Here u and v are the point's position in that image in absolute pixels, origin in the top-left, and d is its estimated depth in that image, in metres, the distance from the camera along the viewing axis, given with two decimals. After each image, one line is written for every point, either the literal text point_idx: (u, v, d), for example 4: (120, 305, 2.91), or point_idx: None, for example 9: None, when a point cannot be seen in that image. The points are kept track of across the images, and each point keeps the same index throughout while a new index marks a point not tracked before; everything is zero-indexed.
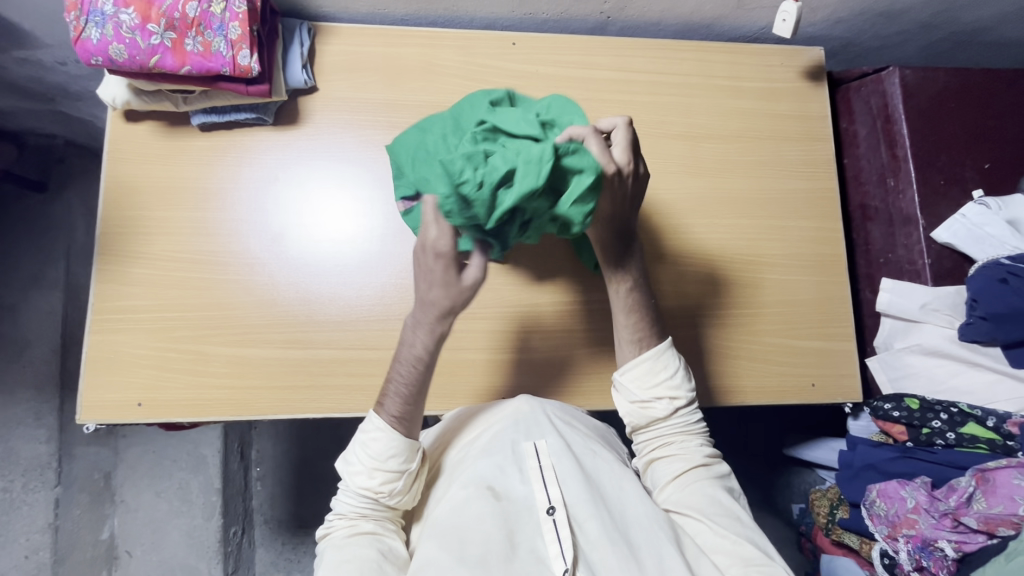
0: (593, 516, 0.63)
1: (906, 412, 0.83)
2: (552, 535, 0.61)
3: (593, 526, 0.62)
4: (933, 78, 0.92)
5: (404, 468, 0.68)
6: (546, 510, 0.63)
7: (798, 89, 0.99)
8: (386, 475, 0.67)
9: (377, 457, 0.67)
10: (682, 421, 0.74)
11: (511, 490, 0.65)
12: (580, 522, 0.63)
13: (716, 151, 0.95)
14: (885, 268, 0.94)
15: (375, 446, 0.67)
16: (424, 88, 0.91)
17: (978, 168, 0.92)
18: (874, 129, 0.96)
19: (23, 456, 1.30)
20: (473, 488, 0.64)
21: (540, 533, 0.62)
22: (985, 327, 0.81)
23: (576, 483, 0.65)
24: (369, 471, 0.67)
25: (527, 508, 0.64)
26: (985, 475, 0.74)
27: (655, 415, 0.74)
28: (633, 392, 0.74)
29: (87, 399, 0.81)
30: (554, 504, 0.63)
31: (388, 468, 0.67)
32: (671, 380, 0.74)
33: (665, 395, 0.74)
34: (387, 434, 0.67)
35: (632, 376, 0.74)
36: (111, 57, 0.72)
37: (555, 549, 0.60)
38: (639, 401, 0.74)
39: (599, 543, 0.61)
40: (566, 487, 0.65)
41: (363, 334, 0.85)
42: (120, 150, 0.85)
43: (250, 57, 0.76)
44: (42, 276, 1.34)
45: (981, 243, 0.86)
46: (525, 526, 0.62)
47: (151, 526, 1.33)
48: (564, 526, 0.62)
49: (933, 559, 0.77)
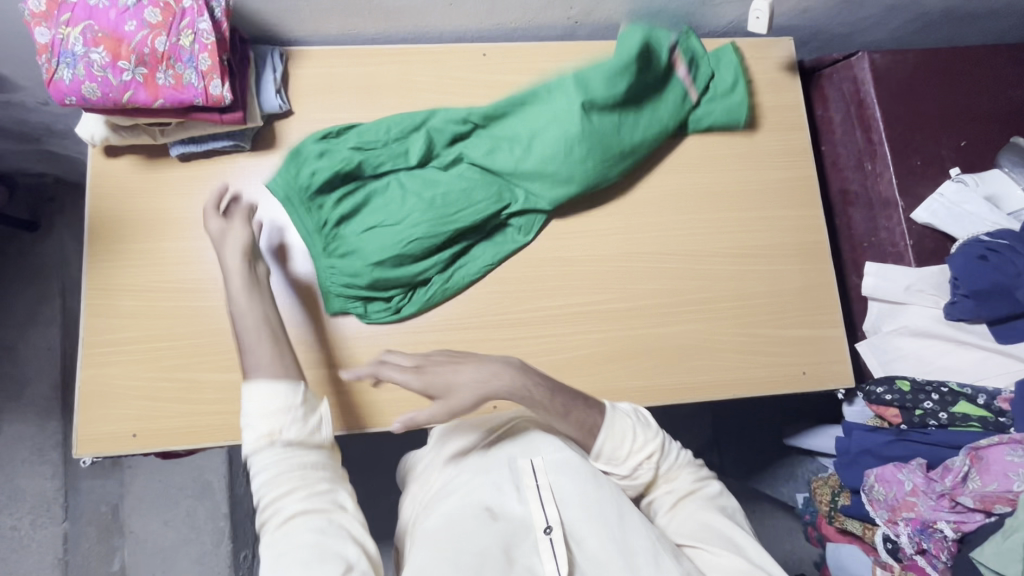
0: (592, 534, 0.65)
1: (898, 395, 0.83)
2: (549, 554, 0.63)
3: (591, 544, 0.64)
4: (902, 61, 0.93)
5: (310, 417, 0.59)
6: (543, 529, 0.65)
7: (769, 81, 0.99)
8: (288, 425, 0.58)
9: (275, 408, 0.58)
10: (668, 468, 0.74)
11: (508, 509, 0.66)
12: (578, 540, 0.65)
13: (693, 147, 0.96)
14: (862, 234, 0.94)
15: (262, 396, 0.58)
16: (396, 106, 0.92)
17: (955, 147, 0.92)
18: (848, 114, 0.97)
19: (30, 493, 1.31)
20: (470, 507, 0.66)
21: (536, 551, 0.63)
22: (968, 305, 0.81)
23: (574, 503, 0.67)
24: (267, 424, 0.58)
25: (525, 527, 0.65)
26: (978, 453, 0.74)
27: (642, 481, 0.73)
28: (612, 464, 0.72)
29: (82, 434, 0.81)
30: (551, 524, 0.65)
31: (288, 419, 0.58)
32: (641, 443, 0.72)
33: (642, 459, 0.72)
34: (273, 381, 0.59)
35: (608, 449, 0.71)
36: (84, 96, 0.74)
37: (551, 567, 0.62)
38: (622, 474, 0.72)
39: (595, 559, 0.63)
40: (563, 506, 0.67)
41: (350, 352, 0.85)
42: (101, 185, 0.86)
43: (222, 87, 0.77)
44: (40, 314, 1.35)
45: (960, 221, 0.86)
46: (522, 544, 0.64)
47: (160, 555, 1.33)
48: (560, 544, 0.63)
49: (933, 541, 0.77)
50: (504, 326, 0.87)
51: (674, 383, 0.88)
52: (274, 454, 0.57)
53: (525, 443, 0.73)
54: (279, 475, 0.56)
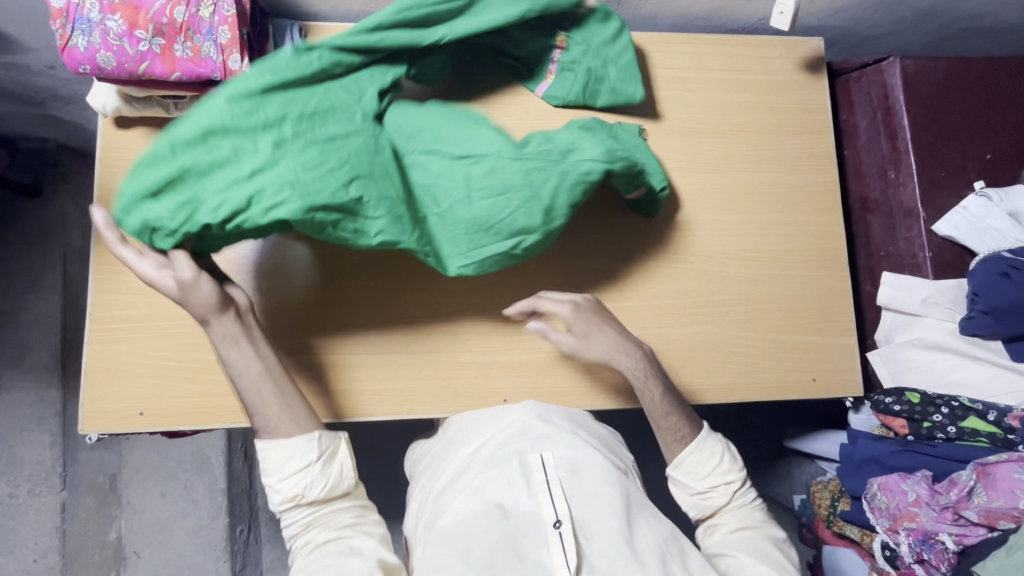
0: (601, 530, 0.63)
1: (907, 407, 0.84)
2: (558, 547, 0.61)
3: (601, 539, 0.63)
4: (934, 69, 0.91)
5: (307, 463, 0.68)
6: (553, 523, 0.63)
7: (797, 81, 0.97)
8: (290, 479, 0.68)
9: (276, 467, 0.68)
10: (738, 507, 0.79)
11: (518, 505, 0.66)
12: (588, 535, 0.63)
13: (715, 146, 0.94)
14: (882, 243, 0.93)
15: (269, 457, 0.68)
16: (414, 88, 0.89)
17: (980, 160, 0.91)
18: (874, 120, 0.95)
19: (28, 461, 1.30)
20: (480, 501, 0.66)
21: (545, 544, 0.62)
22: (987, 322, 0.81)
23: (582, 500, 0.66)
24: (275, 483, 0.68)
25: (535, 522, 0.64)
26: (986, 469, 0.75)
27: (714, 504, 0.79)
28: (689, 485, 0.79)
29: (87, 409, 0.80)
30: (560, 517, 0.63)
31: (288, 471, 0.68)
32: (722, 466, 0.80)
33: (720, 482, 0.79)
34: (276, 445, 0.68)
35: (684, 470, 0.79)
36: (100, 66, 0.71)
37: (560, 558, 0.60)
38: (697, 493, 0.79)
39: (604, 552, 0.62)
40: (573, 501, 0.66)
41: (359, 338, 0.83)
42: (111, 156, 0.84)
43: (241, 62, 0.74)
44: (40, 281, 1.33)
45: (982, 236, 0.85)
46: (532, 539, 0.62)
47: (157, 527, 1.33)
48: (569, 537, 0.62)
49: (933, 552, 0.78)
50: (515, 320, 0.86)
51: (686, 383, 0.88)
52: (301, 509, 0.69)
53: (535, 436, 0.73)
54: (314, 519, 0.69)
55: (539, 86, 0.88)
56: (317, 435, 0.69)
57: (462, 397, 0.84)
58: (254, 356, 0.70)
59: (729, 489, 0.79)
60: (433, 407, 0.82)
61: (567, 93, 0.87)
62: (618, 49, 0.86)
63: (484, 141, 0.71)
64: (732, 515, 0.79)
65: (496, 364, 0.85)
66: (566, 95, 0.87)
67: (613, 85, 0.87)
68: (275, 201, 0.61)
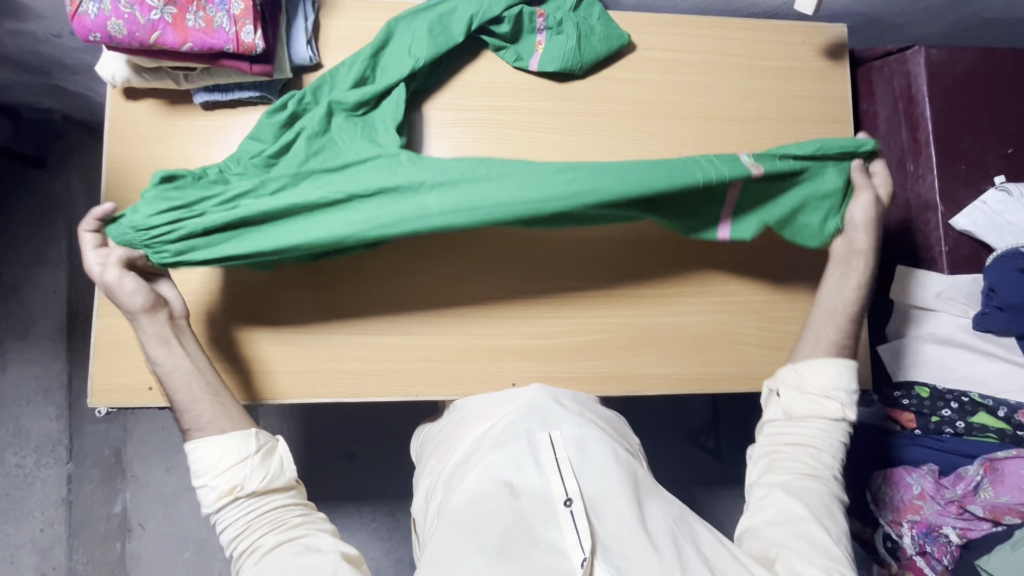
0: (613, 509, 0.63)
1: (916, 400, 0.84)
2: (570, 525, 0.61)
3: (612, 519, 0.62)
4: (960, 59, 0.89)
5: (244, 455, 0.69)
6: (563, 501, 0.63)
7: (817, 68, 0.96)
8: (226, 476, 0.68)
9: (214, 465, 0.68)
10: (830, 431, 0.75)
11: (528, 483, 0.65)
12: (599, 515, 0.63)
13: (731, 134, 0.93)
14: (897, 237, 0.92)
15: (204, 455, 0.69)
16: (434, 76, 0.87)
17: (1002, 153, 0.90)
18: (895, 111, 0.93)
19: (34, 433, 1.30)
20: (491, 483, 0.65)
21: (557, 524, 0.61)
22: (1002, 318, 0.82)
23: (591, 479, 0.66)
24: (211, 481, 0.68)
25: (544, 500, 0.64)
26: (993, 464, 0.76)
27: (820, 413, 0.75)
28: (804, 383, 0.76)
29: (96, 383, 0.80)
30: (571, 496, 0.63)
31: (225, 466, 0.68)
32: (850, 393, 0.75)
33: (838, 399, 0.75)
34: (215, 440, 0.69)
35: (808, 369, 0.76)
36: (110, 34, 0.69)
37: (573, 539, 0.60)
38: (809, 394, 0.76)
39: (617, 532, 0.61)
40: (583, 479, 0.66)
41: (368, 319, 0.83)
42: (119, 128, 0.83)
43: (254, 34, 0.73)
44: (45, 255, 1.32)
45: (1000, 232, 0.84)
46: (543, 518, 0.62)
47: (163, 500, 1.35)
48: (581, 516, 0.61)
49: (937, 545, 0.78)
50: (525, 304, 0.86)
51: (695, 372, 0.88)
52: (239, 504, 0.68)
53: (545, 415, 0.73)
54: (253, 521, 0.68)
55: (532, 58, 0.88)
56: (255, 431, 0.71)
57: (471, 379, 0.84)
58: (182, 356, 0.72)
59: (819, 430, 0.75)
60: (439, 389, 0.84)
61: (561, 53, 0.87)
62: (587, 8, 0.88)
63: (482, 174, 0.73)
64: (816, 433, 0.75)
65: (505, 348, 0.85)
66: (561, 56, 0.87)
67: (600, 36, 0.88)
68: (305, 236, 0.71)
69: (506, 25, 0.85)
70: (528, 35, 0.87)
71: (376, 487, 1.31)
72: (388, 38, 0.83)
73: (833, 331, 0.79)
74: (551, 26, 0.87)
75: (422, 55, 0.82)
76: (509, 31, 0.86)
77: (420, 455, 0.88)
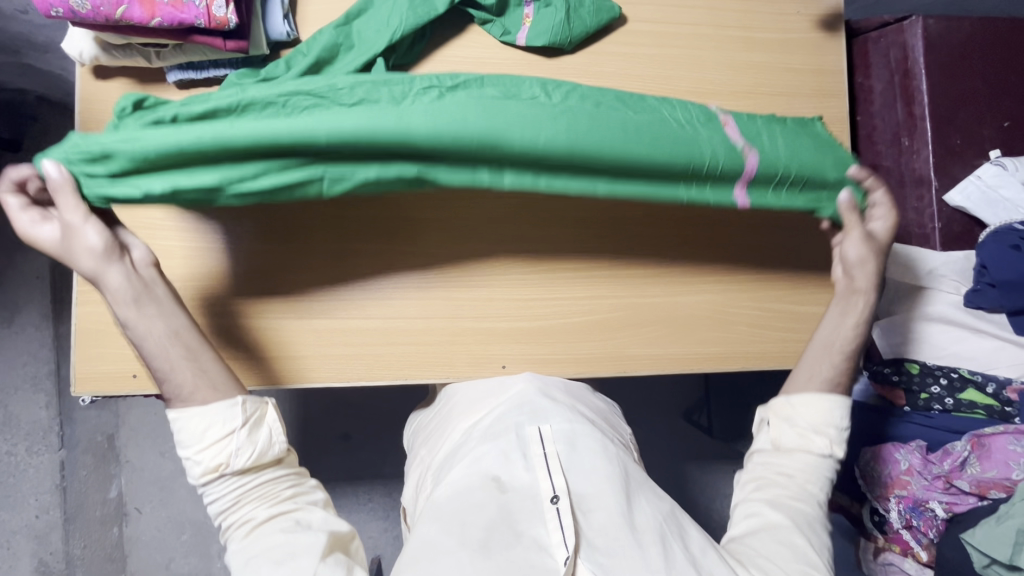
0: (600, 507, 0.63)
1: (905, 376, 0.84)
2: (554, 522, 0.61)
3: (599, 515, 0.62)
4: (956, 30, 0.87)
5: (230, 430, 0.62)
6: (549, 498, 0.63)
7: (813, 41, 0.93)
8: (209, 452, 0.62)
9: (195, 438, 0.62)
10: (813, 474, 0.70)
11: (515, 479, 0.66)
12: (585, 511, 0.63)
13: (725, 109, 0.91)
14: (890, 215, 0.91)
15: (186, 429, 0.62)
16: (414, 53, 0.84)
17: (998, 127, 0.88)
18: (890, 84, 0.91)
19: (24, 421, 1.28)
20: (480, 479, 0.65)
21: (542, 522, 0.61)
22: (993, 294, 0.81)
23: (578, 475, 0.66)
24: (194, 455, 0.62)
25: (531, 496, 0.64)
26: (981, 440, 0.77)
27: (811, 448, 0.71)
28: (797, 416, 0.72)
29: (79, 371, 0.79)
30: (557, 493, 0.63)
31: (209, 440, 0.62)
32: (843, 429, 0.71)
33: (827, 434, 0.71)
34: (184, 416, 0.62)
35: (801, 403, 0.72)
36: (73, 9, 0.66)
37: (558, 537, 0.59)
38: (800, 430, 0.71)
39: (603, 528, 0.61)
40: (570, 477, 0.66)
41: (355, 302, 0.82)
42: (92, 109, 0.80)
43: (226, 8, 0.69)
44: (24, 240, 1.27)
45: (993, 207, 0.84)
46: (530, 515, 0.62)
47: (159, 485, 1.35)
48: (567, 514, 0.61)
49: (923, 519, 0.80)
50: (516, 285, 0.84)
51: (686, 351, 0.87)
52: (226, 481, 0.63)
53: (534, 410, 0.73)
54: (244, 494, 0.64)
55: (519, 32, 0.85)
56: (240, 400, 0.64)
57: (462, 363, 0.84)
58: (155, 317, 0.63)
59: (806, 467, 0.70)
60: (429, 373, 0.83)
61: (550, 27, 0.84)
62: None
63: (438, 95, 0.65)
64: (803, 469, 0.70)
65: (495, 331, 0.84)
66: (550, 29, 0.84)
67: (589, 9, 0.85)
68: (255, 148, 0.59)
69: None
70: (516, 8, 0.85)
71: (370, 468, 1.32)
72: (365, 10, 0.80)
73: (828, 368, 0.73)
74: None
75: (404, 30, 0.78)
76: (494, 4, 0.82)
77: (412, 443, 0.89)
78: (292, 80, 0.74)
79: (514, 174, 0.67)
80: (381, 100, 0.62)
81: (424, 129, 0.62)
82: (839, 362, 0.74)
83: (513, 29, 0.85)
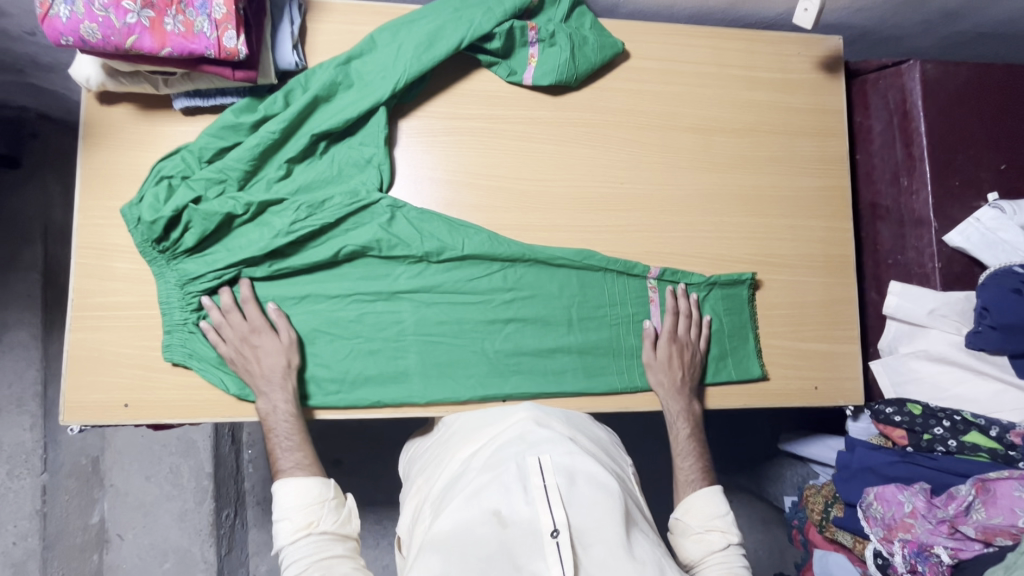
0: (599, 541, 0.61)
1: (907, 418, 0.84)
2: (555, 557, 0.58)
3: (599, 550, 0.61)
4: (953, 74, 0.89)
5: (324, 500, 0.72)
6: (550, 533, 0.60)
7: (813, 81, 0.95)
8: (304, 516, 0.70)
9: (296, 504, 0.71)
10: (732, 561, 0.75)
11: (514, 513, 0.62)
12: (584, 546, 0.61)
13: (729, 146, 0.92)
14: (891, 253, 0.93)
15: (286, 497, 0.71)
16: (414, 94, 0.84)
17: (995, 170, 0.90)
18: (889, 125, 0.93)
19: (5, 443, 1.17)
20: (479, 512, 0.63)
21: (542, 556, 0.59)
22: (994, 337, 0.80)
23: (580, 508, 0.64)
24: (290, 515, 0.70)
25: (532, 531, 0.61)
26: (986, 485, 0.75)
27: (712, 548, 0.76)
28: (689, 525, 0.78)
29: (69, 400, 0.77)
30: (558, 527, 0.60)
31: (309, 508, 0.71)
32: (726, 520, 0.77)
33: (717, 529, 0.77)
34: (285, 484, 0.71)
35: (686, 512, 0.79)
36: (83, 38, 0.66)
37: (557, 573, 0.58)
38: (696, 535, 0.77)
39: (603, 563, 0.60)
40: (571, 510, 0.63)
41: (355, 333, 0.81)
42: (97, 134, 0.79)
43: (236, 39, 0.70)
44: (16, 258, 1.21)
45: (993, 249, 0.84)
46: (530, 551, 0.60)
47: (141, 510, 1.32)
48: (567, 548, 0.59)
49: (928, 564, 0.78)
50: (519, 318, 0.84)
51: None
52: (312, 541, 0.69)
53: (535, 439, 0.71)
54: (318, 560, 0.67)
55: (526, 72, 0.85)
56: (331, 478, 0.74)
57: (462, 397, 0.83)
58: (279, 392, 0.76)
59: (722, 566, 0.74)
60: (428, 406, 0.82)
61: (556, 66, 0.85)
62: (581, 17, 0.87)
63: (433, 271, 0.82)
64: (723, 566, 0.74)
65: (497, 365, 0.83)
66: (555, 68, 0.85)
67: (594, 46, 0.86)
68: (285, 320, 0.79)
69: (497, 41, 0.82)
70: (521, 48, 0.85)
71: (361, 497, 1.29)
72: (369, 49, 0.81)
73: (683, 466, 0.82)
74: (544, 38, 0.84)
75: (405, 75, 0.80)
76: (500, 46, 0.83)
77: (409, 471, 0.87)
78: (296, 124, 0.78)
79: (486, 300, 0.83)
80: (398, 231, 0.81)
81: (421, 317, 0.82)
82: (688, 460, 0.83)
83: (519, 66, 0.86)
